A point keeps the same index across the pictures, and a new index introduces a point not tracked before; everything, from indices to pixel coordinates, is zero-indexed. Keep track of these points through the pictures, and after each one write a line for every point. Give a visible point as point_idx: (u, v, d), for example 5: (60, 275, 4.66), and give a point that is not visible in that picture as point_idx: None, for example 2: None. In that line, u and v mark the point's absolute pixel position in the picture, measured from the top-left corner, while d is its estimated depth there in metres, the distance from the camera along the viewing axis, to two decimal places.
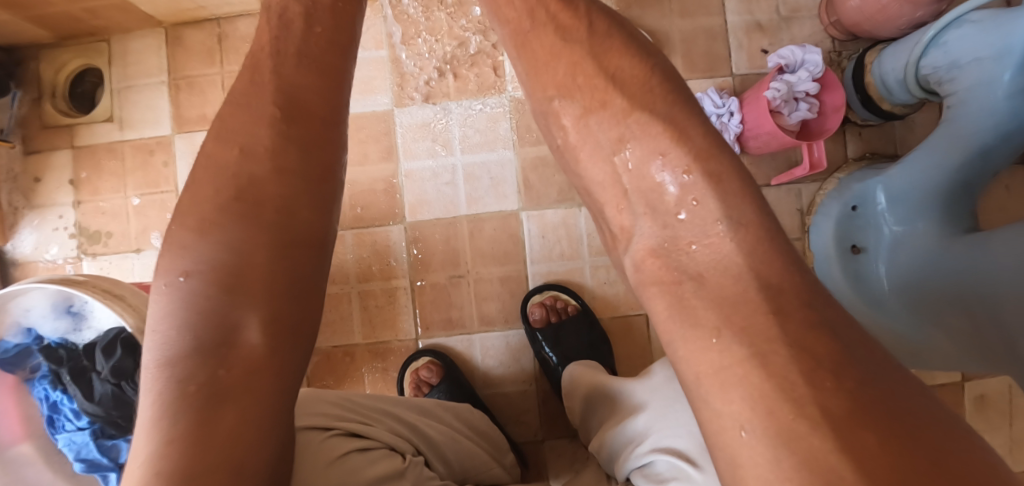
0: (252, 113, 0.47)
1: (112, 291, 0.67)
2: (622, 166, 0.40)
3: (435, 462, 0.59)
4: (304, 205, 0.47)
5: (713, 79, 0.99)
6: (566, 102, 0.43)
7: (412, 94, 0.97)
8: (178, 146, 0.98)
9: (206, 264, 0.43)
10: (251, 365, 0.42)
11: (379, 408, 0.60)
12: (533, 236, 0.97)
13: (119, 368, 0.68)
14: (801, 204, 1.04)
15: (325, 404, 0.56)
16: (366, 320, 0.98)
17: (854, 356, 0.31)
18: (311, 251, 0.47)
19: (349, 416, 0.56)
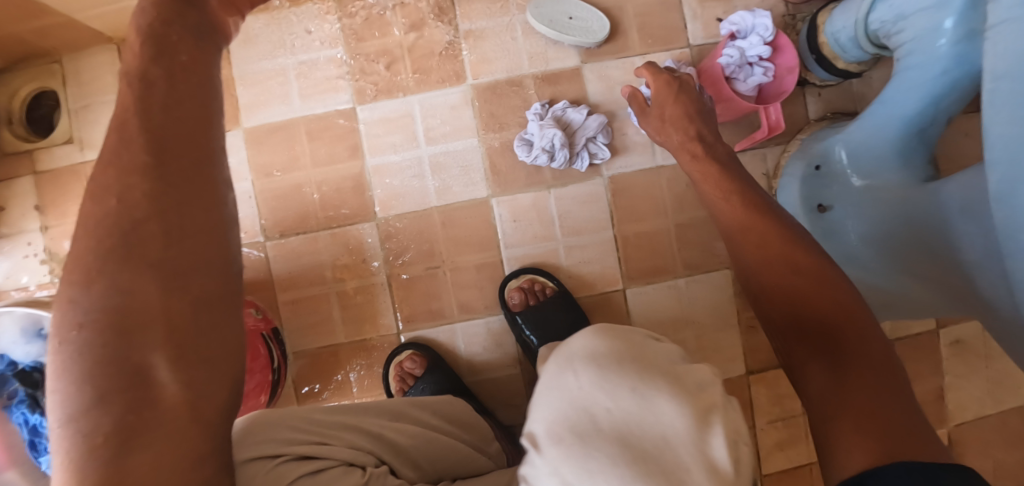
0: (134, 115, 0.40)
1: None
2: (792, 292, 0.61)
3: (400, 469, 0.56)
4: (193, 235, 0.40)
5: (671, 52, 0.99)
6: (787, 267, 0.63)
7: (373, 90, 0.97)
8: None
9: (96, 306, 0.37)
10: (170, 412, 0.38)
11: (336, 421, 0.56)
12: (504, 221, 0.97)
13: None
14: (767, 168, 1.04)
15: (276, 431, 0.51)
16: (348, 318, 0.98)
17: (889, 389, 0.49)
18: (222, 278, 0.42)
19: (303, 437, 0.52)
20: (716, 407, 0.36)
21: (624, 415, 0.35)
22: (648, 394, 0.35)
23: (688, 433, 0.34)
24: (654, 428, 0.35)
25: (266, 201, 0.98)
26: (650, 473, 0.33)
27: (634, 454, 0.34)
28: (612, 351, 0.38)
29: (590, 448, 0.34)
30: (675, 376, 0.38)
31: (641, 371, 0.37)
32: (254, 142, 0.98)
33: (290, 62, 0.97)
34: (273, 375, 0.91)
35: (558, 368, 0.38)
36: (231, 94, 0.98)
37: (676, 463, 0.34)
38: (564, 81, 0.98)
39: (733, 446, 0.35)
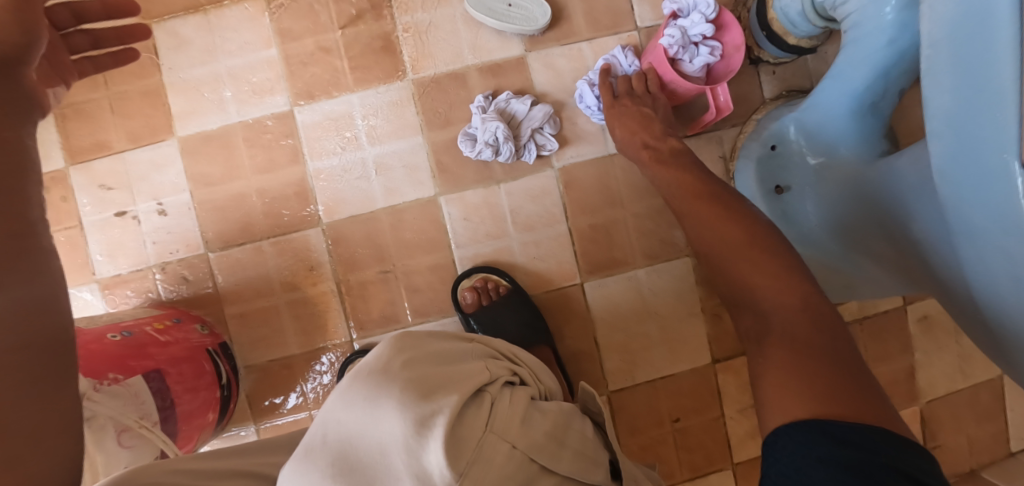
0: None
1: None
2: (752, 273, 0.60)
3: None
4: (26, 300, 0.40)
5: (618, 36, 0.96)
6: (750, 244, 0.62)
7: (310, 91, 0.93)
8: (75, 178, 0.95)
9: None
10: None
11: (223, 469, 0.51)
12: (454, 220, 0.94)
13: None
14: (723, 150, 0.99)
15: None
16: (299, 329, 0.95)
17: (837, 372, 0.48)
18: (57, 350, 0.41)
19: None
20: (439, 411, 0.41)
21: (352, 426, 0.42)
22: (377, 406, 0.42)
23: (405, 440, 0.40)
24: (375, 436, 0.41)
25: (206, 212, 0.94)
26: (356, 479, 0.39)
27: (349, 462, 0.40)
28: (370, 372, 0.46)
29: (312, 461, 0.41)
30: (427, 388, 0.44)
31: (381, 384, 0.44)
32: (190, 152, 0.94)
33: (221, 67, 0.94)
34: (223, 391, 0.87)
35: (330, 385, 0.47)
36: (162, 102, 0.94)
37: (389, 469, 0.40)
38: (508, 71, 0.94)
39: (462, 451, 0.40)
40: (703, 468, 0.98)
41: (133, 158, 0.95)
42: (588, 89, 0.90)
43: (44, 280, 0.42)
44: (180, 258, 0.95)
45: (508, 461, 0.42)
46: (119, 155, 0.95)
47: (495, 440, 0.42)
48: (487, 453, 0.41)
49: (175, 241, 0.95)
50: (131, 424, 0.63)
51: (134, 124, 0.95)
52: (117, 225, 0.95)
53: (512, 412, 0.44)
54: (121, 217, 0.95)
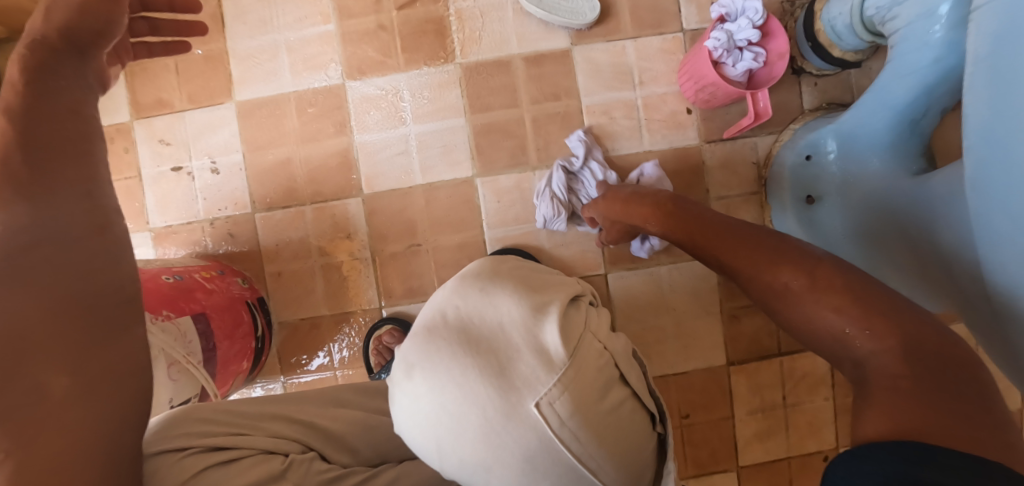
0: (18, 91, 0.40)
1: None
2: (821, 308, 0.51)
3: (331, 456, 0.53)
4: (84, 254, 0.41)
5: (663, 36, 0.98)
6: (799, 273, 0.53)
7: (361, 67, 0.98)
8: (138, 132, 1.02)
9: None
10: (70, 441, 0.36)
11: (262, 410, 0.53)
12: (487, 202, 0.97)
13: None
14: (757, 156, 1.00)
15: (195, 423, 0.47)
16: (331, 292, 1.00)
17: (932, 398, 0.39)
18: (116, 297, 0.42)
19: (220, 429, 0.48)
20: (554, 304, 0.43)
21: (468, 309, 0.43)
22: (493, 293, 0.44)
23: (522, 320, 0.41)
24: (493, 317, 0.42)
25: (255, 175, 1.00)
26: (481, 348, 0.40)
27: (471, 337, 0.41)
28: (482, 272, 0.47)
29: (434, 336, 0.42)
30: (532, 289, 0.46)
31: (492, 281, 0.46)
32: (244, 116, 1.00)
33: (279, 39, 0.99)
34: (257, 343, 0.93)
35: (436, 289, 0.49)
36: (223, 67, 1.00)
37: (509, 344, 0.40)
38: (551, 62, 0.97)
39: (570, 336, 0.41)
40: (708, 465, 1.00)
41: (191, 118, 1.01)
42: None
43: (110, 234, 0.43)
44: (228, 215, 1.01)
45: (601, 357, 0.42)
46: (179, 114, 1.01)
47: (593, 336, 0.43)
48: (586, 346, 0.41)
49: (224, 199, 1.00)
50: (179, 359, 0.68)
51: (195, 86, 1.00)
52: (172, 179, 1.01)
53: (601, 324, 0.46)
54: (177, 172, 1.01)
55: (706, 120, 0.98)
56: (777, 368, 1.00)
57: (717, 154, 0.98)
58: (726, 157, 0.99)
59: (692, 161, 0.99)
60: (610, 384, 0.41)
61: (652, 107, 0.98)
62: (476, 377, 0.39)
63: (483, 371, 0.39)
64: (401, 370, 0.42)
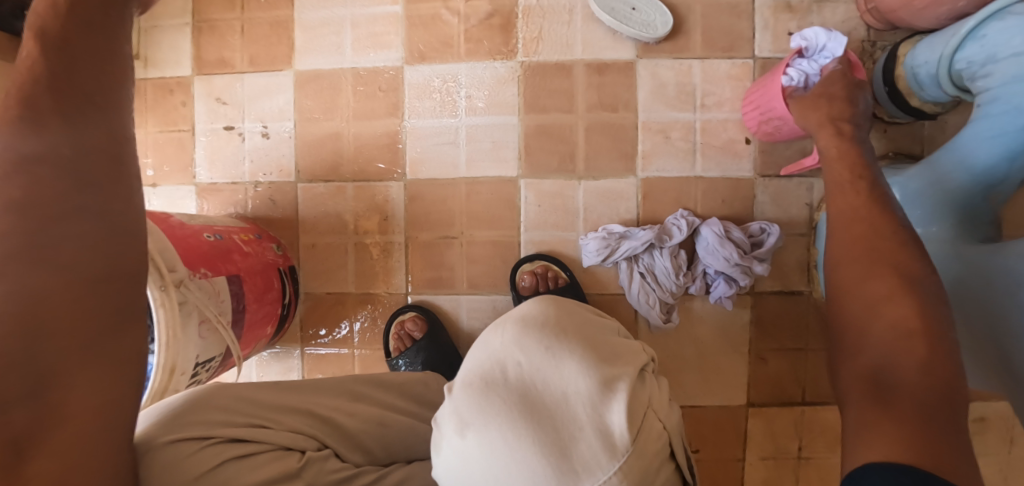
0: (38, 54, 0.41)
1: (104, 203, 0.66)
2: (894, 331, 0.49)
3: (345, 453, 0.53)
4: (103, 234, 0.42)
5: (732, 60, 0.95)
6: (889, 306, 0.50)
7: (421, 53, 0.97)
8: (197, 87, 1.04)
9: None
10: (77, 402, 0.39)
11: (281, 402, 0.54)
12: (528, 204, 0.96)
13: None
14: (810, 197, 0.94)
15: (212, 411, 0.49)
16: (360, 271, 1.00)
17: (945, 437, 0.40)
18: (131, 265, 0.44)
19: (243, 420, 0.50)
20: (622, 378, 0.41)
21: (530, 370, 0.42)
22: (558, 355, 0.42)
23: (589, 394, 0.40)
24: (556, 384, 0.41)
25: (302, 144, 1.01)
26: (540, 421, 0.39)
27: (532, 404, 0.40)
28: (544, 318, 0.45)
29: (494, 393, 0.41)
30: (599, 351, 0.44)
31: (558, 338, 0.43)
32: (300, 86, 1.00)
33: (347, 13, 0.99)
34: (283, 310, 0.94)
35: (492, 329, 0.46)
36: (287, 35, 1.00)
37: (571, 417, 0.39)
38: (613, 72, 0.95)
39: (636, 416, 0.39)
40: None
41: (250, 80, 1.02)
42: (653, 260, 0.92)
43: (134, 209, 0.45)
44: (271, 181, 1.02)
45: (659, 439, 0.40)
46: (238, 75, 1.02)
47: (657, 416, 0.42)
48: (649, 426, 0.40)
49: (270, 164, 1.02)
50: (210, 318, 0.70)
51: (258, 50, 1.02)
52: (224, 138, 1.03)
53: (661, 397, 0.44)
54: (229, 131, 1.03)
55: (764, 153, 0.94)
56: (798, 418, 0.96)
57: (770, 189, 0.94)
58: (780, 194, 0.95)
59: (743, 193, 0.95)
60: (663, 464, 0.41)
61: (710, 132, 0.95)
62: (532, 453, 0.38)
63: (539, 445, 0.38)
64: (450, 421, 0.42)
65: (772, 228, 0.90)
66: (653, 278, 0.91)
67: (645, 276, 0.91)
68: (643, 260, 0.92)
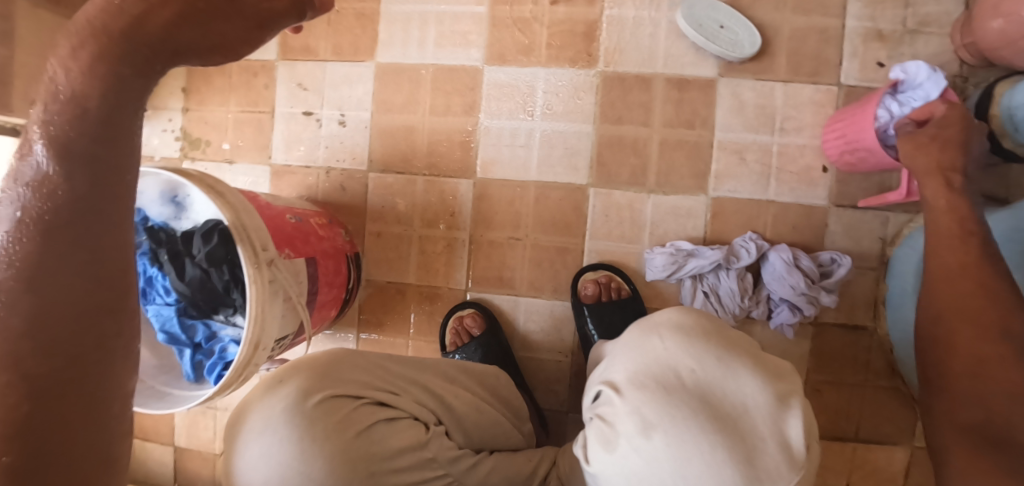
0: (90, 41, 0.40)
1: (198, 175, 0.68)
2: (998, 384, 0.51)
3: (454, 432, 0.65)
4: (101, 239, 0.41)
5: (817, 86, 0.93)
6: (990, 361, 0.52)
7: (503, 54, 0.98)
8: (280, 71, 1.07)
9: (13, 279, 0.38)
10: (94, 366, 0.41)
11: (405, 375, 0.66)
12: (596, 213, 0.96)
13: (214, 254, 0.70)
14: (885, 232, 0.92)
15: (353, 374, 0.63)
16: (423, 264, 1.02)
17: None
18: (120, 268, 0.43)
19: (379, 384, 0.63)
20: (794, 396, 0.55)
21: (712, 382, 0.55)
22: (734, 370, 0.55)
23: (768, 409, 0.54)
24: (737, 398, 0.54)
25: (378, 135, 1.03)
26: (728, 426, 0.53)
27: (719, 412, 0.53)
28: (722, 344, 0.57)
29: (679, 398, 0.54)
30: (769, 371, 0.57)
31: (731, 355, 0.56)
32: (381, 78, 1.02)
33: (433, 10, 1.00)
34: (347, 294, 0.97)
35: (654, 336, 0.59)
36: (373, 27, 1.03)
37: (754, 427, 0.53)
38: (694, 88, 0.95)
39: (804, 427, 0.55)
40: None
41: (332, 69, 1.04)
42: (718, 280, 0.91)
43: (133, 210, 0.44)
44: (344, 167, 1.04)
45: (812, 441, 0.56)
46: (321, 63, 1.05)
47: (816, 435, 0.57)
48: (810, 433, 0.55)
49: (344, 152, 1.04)
50: (293, 297, 0.72)
51: (342, 39, 1.04)
52: (302, 122, 1.06)
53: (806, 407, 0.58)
54: (307, 117, 1.06)
55: (841, 183, 0.93)
56: (849, 455, 0.95)
57: (843, 220, 0.93)
58: (853, 226, 0.93)
59: (815, 221, 0.93)
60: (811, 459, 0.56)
61: (787, 156, 0.94)
62: (726, 456, 0.51)
63: (732, 450, 0.52)
64: (637, 424, 0.54)
65: (844, 259, 0.88)
66: (716, 298, 0.91)
67: (709, 295, 0.91)
68: (707, 280, 0.92)
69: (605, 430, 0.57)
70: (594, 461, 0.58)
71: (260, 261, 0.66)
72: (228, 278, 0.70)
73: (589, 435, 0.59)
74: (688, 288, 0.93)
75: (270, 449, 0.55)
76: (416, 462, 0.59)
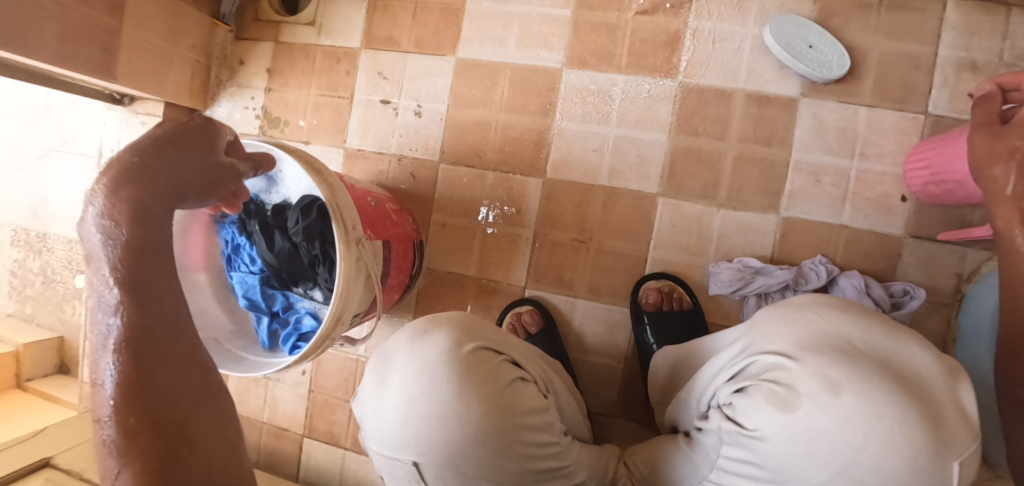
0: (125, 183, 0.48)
1: (296, 151, 0.72)
2: None
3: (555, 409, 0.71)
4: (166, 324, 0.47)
5: (902, 113, 0.91)
6: None
7: (583, 59, 0.99)
8: (362, 60, 1.10)
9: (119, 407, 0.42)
10: (202, 444, 0.44)
11: (520, 347, 0.72)
12: (662, 223, 0.97)
13: (310, 228, 0.75)
14: (961, 268, 0.89)
15: (485, 331, 0.68)
16: (484, 257, 1.04)
17: None
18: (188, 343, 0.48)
19: (507, 346, 0.69)
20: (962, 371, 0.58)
21: (881, 347, 0.58)
22: (904, 340, 0.58)
23: (942, 376, 0.56)
24: (910, 363, 0.57)
25: (451, 128, 1.05)
26: (911, 389, 0.54)
27: (897, 373, 0.55)
28: (888, 322, 0.61)
29: (859, 360, 0.56)
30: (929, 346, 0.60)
31: (894, 327, 0.59)
32: (460, 73, 1.05)
33: (516, 10, 1.02)
34: (410, 281, 1.00)
35: (810, 309, 0.63)
36: (456, 23, 1.05)
37: (932, 391, 0.55)
38: (774, 106, 0.94)
39: None
40: None
41: (413, 61, 1.07)
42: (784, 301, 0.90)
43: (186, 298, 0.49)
44: (416, 156, 1.07)
45: None
46: (402, 54, 1.08)
47: None
48: None
49: (417, 141, 1.07)
50: (373, 276, 0.75)
51: (425, 33, 1.07)
52: (379, 110, 1.09)
53: None
54: (384, 105, 1.09)
55: (919, 214, 0.91)
56: None
57: (918, 252, 0.90)
58: (928, 258, 0.90)
59: (888, 251, 0.91)
60: None
61: (865, 182, 0.92)
62: (916, 416, 0.52)
63: (924, 416, 0.52)
64: (821, 384, 0.55)
65: (918, 291, 0.86)
66: None
67: None
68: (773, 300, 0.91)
69: (772, 395, 0.58)
70: (757, 429, 0.58)
71: (348, 236, 0.69)
72: (317, 253, 0.76)
73: (752, 402, 0.59)
74: (752, 305, 0.92)
75: (426, 388, 0.60)
76: (542, 422, 0.63)
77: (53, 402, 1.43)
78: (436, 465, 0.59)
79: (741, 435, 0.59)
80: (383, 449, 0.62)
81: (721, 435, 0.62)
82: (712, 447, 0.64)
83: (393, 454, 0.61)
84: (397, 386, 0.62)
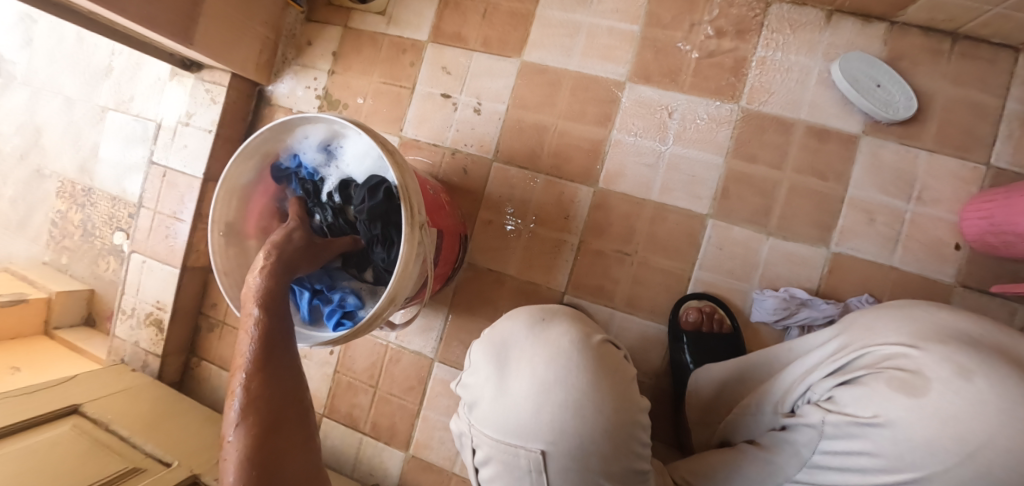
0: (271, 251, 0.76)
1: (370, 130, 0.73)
2: None
3: None
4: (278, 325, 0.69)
5: (964, 162, 0.91)
6: None
7: (647, 75, 1.01)
8: (428, 52, 1.12)
9: (248, 386, 0.62)
10: (290, 414, 0.63)
11: None
12: (710, 245, 0.97)
13: (374, 210, 0.77)
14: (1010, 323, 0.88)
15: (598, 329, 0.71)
16: (526, 259, 1.05)
17: None
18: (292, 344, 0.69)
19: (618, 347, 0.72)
20: None
21: (996, 341, 0.62)
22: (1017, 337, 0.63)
23: None
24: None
25: (508, 129, 1.07)
26: None
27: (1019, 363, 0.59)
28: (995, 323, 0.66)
29: (986, 350, 0.60)
30: None
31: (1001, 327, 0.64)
32: (522, 76, 1.07)
33: (585, 21, 1.04)
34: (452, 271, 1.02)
35: (919, 311, 0.67)
36: (524, 27, 1.07)
37: None
38: (834, 141, 0.94)
39: None
40: None
41: (478, 58, 1.09)
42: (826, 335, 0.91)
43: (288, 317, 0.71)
44: (470, 152, 1.09)
45: None
46: (468, 51, 1.10)
47: None
48: None
49: (473, 138, 1.09)
50: (429, 263, 0.76)
51: (492, 33, 1.09)
52: (438, 103, 1.11)
53: None
54: (444, 99, 1.11)
55: (971, 263, 0.90)
56: None
57: (967, 302, 0.89)
58: (977, 309, 0.89)
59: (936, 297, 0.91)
60: None
61: (919, 226, 0.92)
62: None
63: None
64: (951, 369, 0.58)
65: None
66: None
67: None
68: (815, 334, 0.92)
69: (894, 382, 0.61)
70: (877, 415, 0.60)
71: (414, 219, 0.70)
72: (378, 234, 0.78)
73: (877, 390, 0.62)
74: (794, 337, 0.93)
75: (562, 372, 0.62)
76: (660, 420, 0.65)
77: (77, 352, 1.45)
78: (564, 454, 0.60)
79: (856, 422, 0.62)
80: (499, 434, 0.63)
81: (828, 427, 0.65)
82: (813, 442, 0.67)
83: (519, 440, 0.61)
84: (520, 369, 0.64)
